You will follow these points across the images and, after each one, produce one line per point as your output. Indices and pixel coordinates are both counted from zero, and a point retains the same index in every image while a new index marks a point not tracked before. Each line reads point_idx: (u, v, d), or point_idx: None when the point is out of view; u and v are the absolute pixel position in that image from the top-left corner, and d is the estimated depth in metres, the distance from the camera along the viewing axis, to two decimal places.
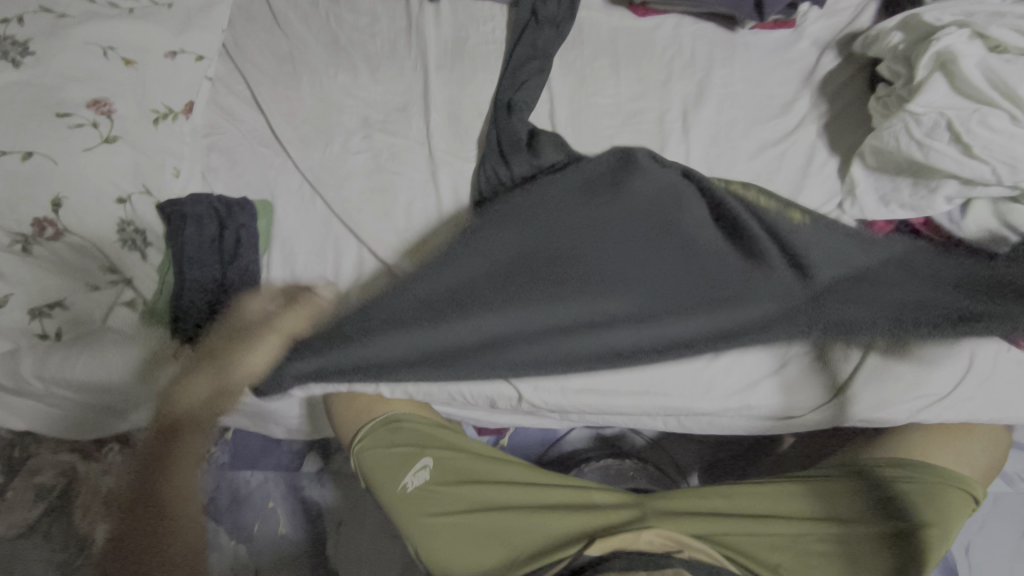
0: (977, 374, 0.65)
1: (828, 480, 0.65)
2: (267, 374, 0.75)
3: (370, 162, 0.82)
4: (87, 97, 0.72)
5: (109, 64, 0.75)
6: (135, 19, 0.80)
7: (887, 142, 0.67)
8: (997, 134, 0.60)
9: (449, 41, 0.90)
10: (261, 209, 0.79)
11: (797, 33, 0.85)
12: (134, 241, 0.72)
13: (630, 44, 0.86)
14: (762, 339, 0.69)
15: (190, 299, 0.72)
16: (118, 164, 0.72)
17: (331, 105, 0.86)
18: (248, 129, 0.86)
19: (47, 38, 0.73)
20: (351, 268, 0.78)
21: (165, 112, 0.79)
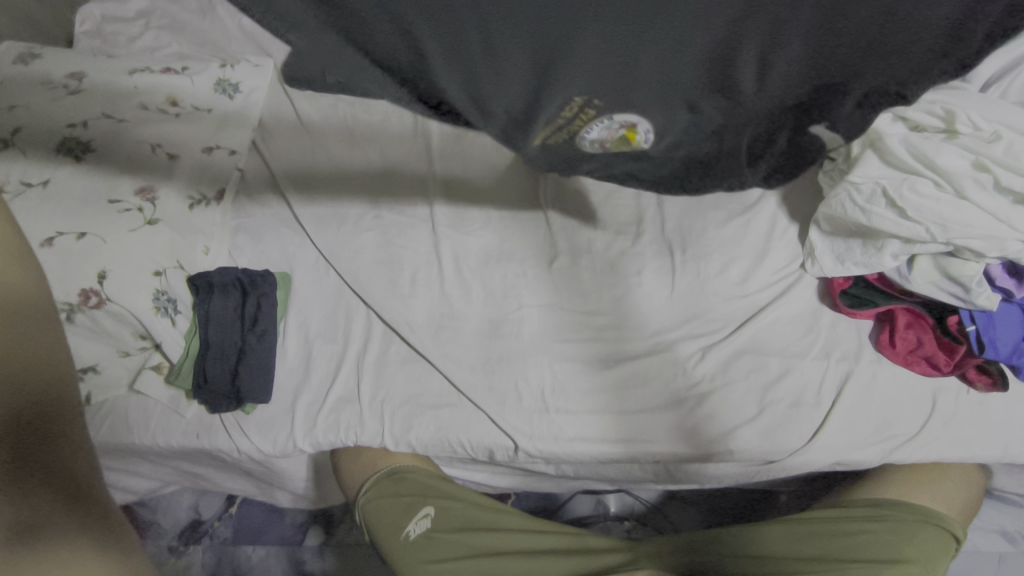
0: (940, 416, 0.71)
1: (819, 522, 0.67)
2: (279, 433, 0.80)
3: (379, 238, 0.92)
4: (135, 186, 0.83)
5: (156, 159, 0.87)
6: (180, 122, 0.93)
7: (836, 209, 0.76)
8: (926, 198, 0.69)
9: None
10: (281, 281, 0.88)
11: None
12: (166, 309, 0.80)
13: None
14: (737, 386, 0.75)
15: (212, 361, 0.79)
16: (158, 243, 0.81)
17: (345, 192, 0.97)
18: (271, 211, 0.96)
19: (105, 138, 0.84)
20: (359, 333, 0.85)
21: (199, 199, 0.90)
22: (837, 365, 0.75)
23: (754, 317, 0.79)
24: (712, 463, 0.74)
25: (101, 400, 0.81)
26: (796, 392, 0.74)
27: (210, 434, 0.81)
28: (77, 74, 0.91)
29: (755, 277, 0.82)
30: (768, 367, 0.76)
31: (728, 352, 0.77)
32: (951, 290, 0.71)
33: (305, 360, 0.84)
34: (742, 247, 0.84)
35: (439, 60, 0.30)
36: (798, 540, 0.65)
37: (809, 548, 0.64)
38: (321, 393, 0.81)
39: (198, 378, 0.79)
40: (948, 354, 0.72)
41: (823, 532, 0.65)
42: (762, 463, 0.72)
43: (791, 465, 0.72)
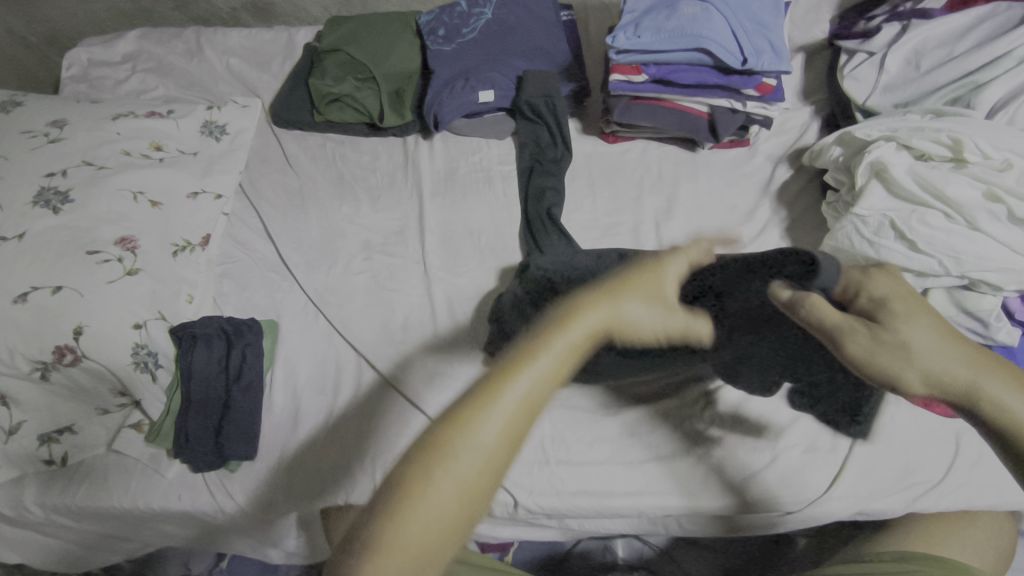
0: (966, 458, 0.68)
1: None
2: (265, 493, 0.76)
3: (370, 282, 0.89)
4: (115, 236, 0.80)
5: (138, 206, 0.84)
6: (165, 167, 0.90)
7: (842, 243, 0.72)
8: (937, 230, 0.66)
9: (441, 171, 0.99)
10: (267, 329, 0.84)
11: (752, 150, 0.94)
12: (145, 363, 0.76)
13: (603, 166, 0.96)
14: (748, 432, 0.71)
15: (198, 416, 0.76)
16: (137, 294, 0.78)
17: (335, 233, 0.94)
18: (258, 256, 0.93)
19: (86, 187, 0.82)
20: (350, 382, 0.81)
21: (183, 245, 0.86)
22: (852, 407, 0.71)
23: None
24: (724, 515, 0.69)
25: (78, 461, 0.78)
26: (811, 436, 0.70)
27: (194, 493, 0.76)
28: (58, 122, 0.89)
29: None
30: (780, 411, 0.72)
31: (738, 394, 0.73)
32: (967, 325, 0.67)
33: (293, 413, 0.80)
34: None
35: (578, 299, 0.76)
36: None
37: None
38: (310, 449, 0.77)
39: (178, 436, 0.75)
40: None
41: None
42: (779, 515, 0.68)
43: (809, 517, 0.68)
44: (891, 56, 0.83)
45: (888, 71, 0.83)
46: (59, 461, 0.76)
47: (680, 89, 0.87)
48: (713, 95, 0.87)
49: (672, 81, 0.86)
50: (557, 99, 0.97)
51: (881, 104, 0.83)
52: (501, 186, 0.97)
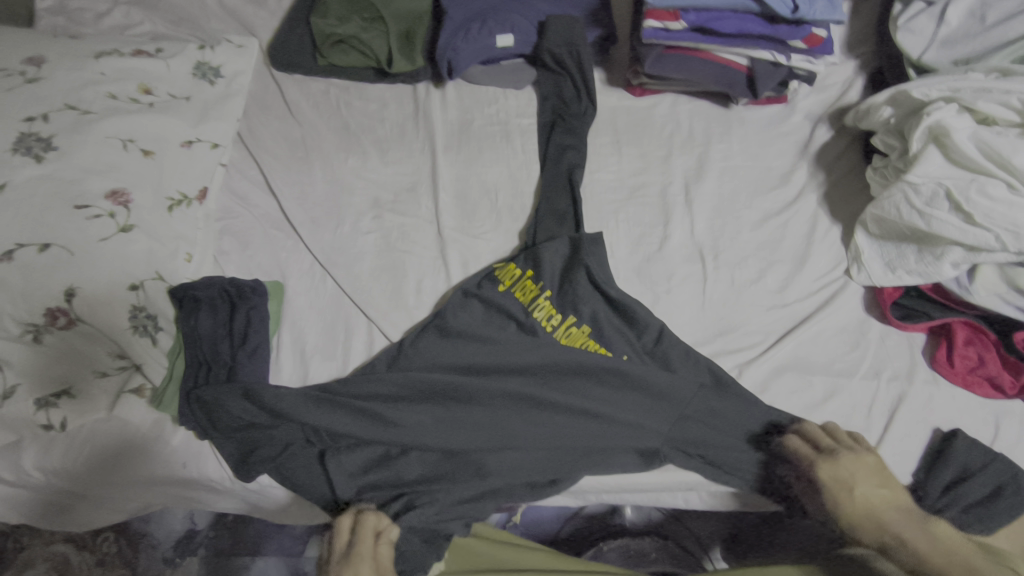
0: (1006, 443, 0.64)
1: None
2: None
3: (380, 242, 0.83)
4: (106, 189, 0.74)
5: (128, 155, 0.78)
6: (155, 113, 0.83)
7: (889, 211, 0.69)
8: (997, 203, 0.61)
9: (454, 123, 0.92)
10: (273, 291, 0.79)
11: (790, 107, 0.88)
12: (145, 326, 0.72)
13: (629, 122, 0.90)
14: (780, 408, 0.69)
15: (220, 435, 0.70)
16: (132, 253, 0.73)
17: (341, 187, 0.87)
18: (260, 213, 0.87)
19: (70, 134, 0.75)
20: (361, 349, 0.77)
21: (180, 199, 0.80)
22: (889, 385, 0.68)
23: (796, 329, 0.72)
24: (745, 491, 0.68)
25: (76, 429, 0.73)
26: (844, 415, 0.68)
27: (199, 461, 0.74)
28: (35, 60, 0.81)
29: (795, 285, 0.75)
30: (814, 387, 0.69)
31: (767, 370, 0.71)
32: (1019, 303, 0.65)
33: (302, 380, 0.76)
34: (780, 251, 0.78)
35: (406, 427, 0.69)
36: None
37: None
38: None
39: (182, 404, 0.70)
40: (1014, 375, 0.66)
41: None
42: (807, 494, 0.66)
43: None
44: (953, 6, 0.75)
45: (949, 23, 0.76)
46: (58, 427, 0.70)
47: (720, 39, 0.80)
48: (755, 46, 0.80)
49: (711, 29, 0.79)
50: (582, 48, 0.90)
51: (938, 61, 0.76)
52: (519, 142, 0.90)
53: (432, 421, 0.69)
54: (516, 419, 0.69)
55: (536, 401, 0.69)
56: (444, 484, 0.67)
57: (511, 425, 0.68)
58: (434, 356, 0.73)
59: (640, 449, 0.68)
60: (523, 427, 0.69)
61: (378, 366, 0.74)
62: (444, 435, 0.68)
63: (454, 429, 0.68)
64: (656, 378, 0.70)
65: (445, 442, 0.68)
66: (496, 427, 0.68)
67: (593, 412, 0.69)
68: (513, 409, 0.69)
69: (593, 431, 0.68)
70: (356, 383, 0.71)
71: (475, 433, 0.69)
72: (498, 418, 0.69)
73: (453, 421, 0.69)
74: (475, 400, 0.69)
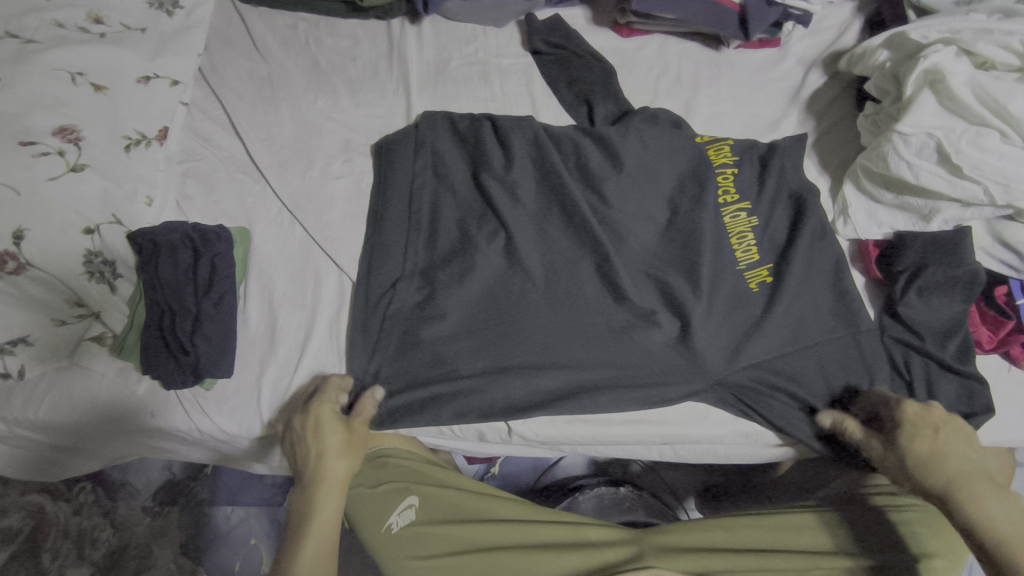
0: None
1: (811, 513, 0.67)
2: (248, 411, 0.72)
3: (351, 187, 0.80)
4: (53, 124, 0.68)
5: (78, 90, 0.72)
6: (106, 44, 0.77)
7: (878, 163, 0.68)
8: (987, 154, 0.60)
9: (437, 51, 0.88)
10: (238, 237, 0.75)
11: (783, 51, 0.86)
12: (101, 273, 0.69)
13: (616, 64, 0.86)
14: (753, 357, 0.68)
15: (528, 266, 0.71)
16: (86, 194, 0.68)
17: (311, 129, 0.83)
18: (225, 155, 0.83)
19: (11, 64, 0.69)
20: (331, 297, 0.75)
21: (137, 138, 0.76)
22: (866, 339, 0.69)
23: (781, 282, 0.71)
24: (716, 442, 0.71)
25: (36, 376, 0.72)
26: (817, 367, 0.69)
27: (165, 410, 0.73)
28: None
29: (773, 238, 0.74)
30: (787, 340, 0.69)
31: (743, 324, 0.70)
32: (1003, 257, 0.68)
33: (270, 328, 0.74)
34: (764, 202, 0.75)
35: (631, 332, 0.70)
36: (795, 531, 0.65)
37: (802, 537, 0.64)
38: (291, 366, 0.72)
39: (145, 352, 0.68)
40: (993, 329, 0.68)
41: (814, 527, 0.65)
42: (762, 443, 0.70)
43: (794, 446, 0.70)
44: None
45: None
46: (17, 375, 0.68)
47: None
48: None
49: None
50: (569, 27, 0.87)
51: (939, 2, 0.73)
52: (499, 84, 0.86)
53: (599, 269, 0.72)
54: (577, 273, 0.72)
55: (591, 262, 0.72)
56: (586, 254, 0.73)
57: (587, 272, 0.72)
58: (568, 284, 0.71)
59: (665, 329, 0.70)
60: (592, 345, 0.69)
61: (536, 335, 0.69)
62: (527, 323, 0.70)
63: (593, 278, 0.72)
64: (633, 246, 0.73)
65: (560, 355, 0.69)
66: (595, 264, 0.72)
67: (635, 256, 0.73)
68: (577, 254, 0.73)
69: (641, 257, 0.73)
70: (546, 366, 0.68)
71: (550, 264, 0.73)
72: (587, 321, 0.70)
73: (532, 250, 0.72)
74: (531, 367, 0.68)
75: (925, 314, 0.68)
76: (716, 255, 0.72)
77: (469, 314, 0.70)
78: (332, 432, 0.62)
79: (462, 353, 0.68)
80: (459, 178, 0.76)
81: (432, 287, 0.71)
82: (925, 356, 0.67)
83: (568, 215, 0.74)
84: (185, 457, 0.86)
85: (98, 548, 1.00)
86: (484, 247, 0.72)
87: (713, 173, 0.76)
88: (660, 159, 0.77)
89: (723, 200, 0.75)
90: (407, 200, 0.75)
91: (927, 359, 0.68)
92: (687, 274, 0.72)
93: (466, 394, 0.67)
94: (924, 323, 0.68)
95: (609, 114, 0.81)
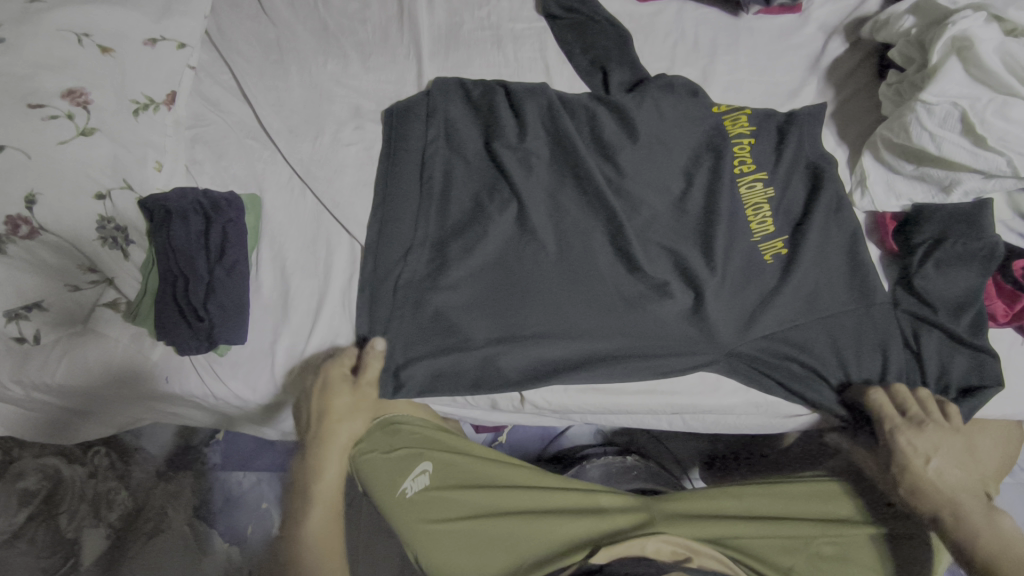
0: None
1: (823, 481, 0.68)
2: (262, 377, 0.73)
3: (363, 154, 0.79)
4: (61, 87, 0.67)
5: (84, 52, 0.71)
6: (111, 4, 0.75)
7: (899, 134, 0.67)
8: (1013, 125, 0.59)
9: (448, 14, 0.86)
10: (249, 204, 0.75)
11: (803, 16, 0.84)
12: (114, 239, 0.69)
13: (631, 29, 0.84)
14: (765, 328, 0.68)
15: (541, 236, 0.71)
16: (96, 159, 0.67)
17: (321, 95, 0.81)
18: (234, 120, 0.82)
19: (17, 24, 0.68)
20: (343, 265, 0.75)
21: (145, 103, 0.74)
22: (879, 311, 0.69)
23: (795, 255, 0.70)
24: (727, 412, 0.71)
25: (52, 340, 0.72)
26: (829, 339, 0.69)
27: (180, 376, 0.74)
28: None
29: (789, 209, 0.74)
30: (800, 313, 0.69)
31: (756, 295, 0.70)
32: (1020, 231, 0.68)
33: (283, 296, 0.74)
34: (781, 173, 0.74)
35: (644, 303, 0.70)
36: (809, 500, 0.66)
37: (814, 505, 0.66)
38: (303, 334, 0.73)
39: (159, 318, 0.69)
40: (1009, 303, 0.68)
41: (828, 495, 0.66)
42: (772, 414, 0.71)
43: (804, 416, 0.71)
44: None
45: None
46: (32, 340, 0.69)
47: None
48: None
49: None
50: None
51: None
52: (512, 49, 0.84)
53: (612, 238, 0.72)
54: (591, 243, 0.72)
55: (605, 231, 0.72)
56: (600, 225, 0.72)
57: (600, 243, 0.72)
58: (581, 253, 0.71)
59: (678, 301, 0.70)
60: (604, 316, 0.69)
61: (548, 305, 0.69)
62: (541, 293, 0.70)
63: (606, 248, 0.72)
64: (647, 216, 0.73)
65: (569, 327, 0.69)
66: (610, 233, 0.72)
67: (650, 227, 0.72)
68: (591, 224, 0.72)
69: (659, 226, 0.73)
70: (557, 337, 0.68)
71: (562, 234, 0.72)
72: (599, 291, 0.70)
73: (544, 220, 0.72)
74: (543, 339, 0.68)
75: (940, 286, 0.68)
76: (729, 226, 0.72)
77: (479, 285, 0.70)
78: (337, 398, 0.65)
79: (473, 325, 0.69)
80: (471, 145, 0.76)
81: (444, 256, 0.70)
82: (936, 327, 0.67)
83: (582, 185, 0.73)
84: (199, 421, 0.88)
85: (114, 510, 1.00)
86: (496, 215, 0.72)
87: (729, 143, 0.75)
88: (675, 130, 0.76)
89: (740, 169, 0.74)
90: (419, 168, 0.74)
91: (938, 331, 0.68)
92: (699, 246, 0.72)
93: (480, 365, 0.68)
94: (934, 293, 0.68)
95: (624, 81, 0.80)
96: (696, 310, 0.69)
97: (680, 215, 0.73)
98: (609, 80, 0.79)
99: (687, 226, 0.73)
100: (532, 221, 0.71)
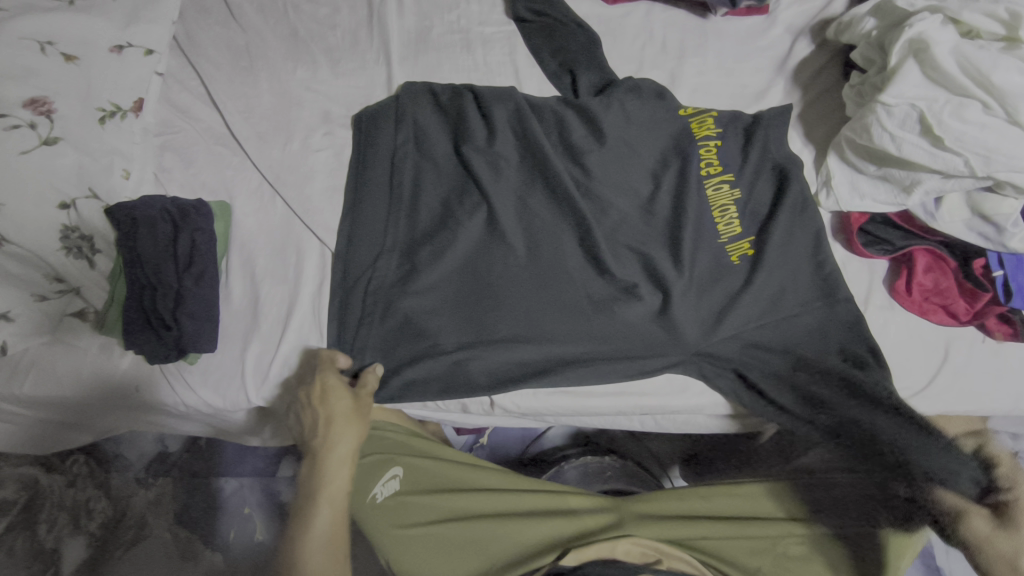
0: (952, 365, 0.70)
1: None
2: (230, 384, 0.72)
3: (332, 159, 0.79)
4: (23, 96, 0.67)
5: (47, 60, 0.70)
6: (75, 12, 0.74)
7: (862, 135, 0.68)
8: (969, 125, 0.60)
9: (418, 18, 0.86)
10: (217, 211, 0.75)
11: (770, 18, 0.84)
12: (79, 249, 0.68)
13: (600, 32, 0.84)
14: (730, 330, 0.69)
15: (511, 240, 0.71)
16: (59, 169, 0.67)
17: (290, 101, 0.81)
18: (203, 127, 0.81)
19: None
20: (313, 270, 0.74)
21: (111, 110, 0.74)
22: (845, 310, 0.69)
23: (761, 256, 0.71)
24: (695, 412, 0.72)
25: (21, 352, 0.71)
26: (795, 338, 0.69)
27: (151, 386, 0.74)
28: None
29: (755, 210, 0.74)
30: (766, 313, 0.70)
31: (723, 296, 0.71)
32: (981, 231, 0.66)
33: (253, 303, 0.74)
34: (747, 174, 0.75)
35: (612, 306, 0.70)
36: None
37: None
38: (273, 342, 0.72)
39: (127, 328, 0.69)
40: (970, 301, 0.69)
41: None
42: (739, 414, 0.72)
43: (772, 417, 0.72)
44: None
45: None
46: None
47: None
48: None
49: None
50: None
51: None
52: (482, 53, 0.84)
53: (580, 242, 0.72)
54: (561, 246, 0.72)
55: (574, 234, 0.73)
56: (569, 228, 0.73)
57: (570, 246, 0.72)
58: (550, 257, 0.71)
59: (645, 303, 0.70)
60: (573, 320, 0.70)
61: (518, 309, 0.70)
62: (511, 297, 0.70)
63: (575, 250, 0.72)
64: (616, 220, 0.73)
65: (538, 331, 0.69)
66: (579, 236, 0.72)
67: (618, 229, 0.73)
68: (560, 227, 0.73)
69: (628, 229, 0.73)
70: (528, 341, 0.69)
71: (531, 238, 0.72)
72: (569, 296, 0.70)
73: (513, 224, 0.72)
74: (513, 343, 0.68)
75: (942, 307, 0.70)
76: (695, 228, 0.72)
77: (449, 290, 0.70)
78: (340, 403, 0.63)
79: (443, 330, 0.69)
80: (440, 150, 0.76)
81: (413, 262, 0.71)
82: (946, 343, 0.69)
83: (551, 188, 0.74)
84: (174, 429, 0.87)
85: (94, 519, 0.99)
86: (466, 220, 0.72)
87: (695, 146, 0.75)
88: (643, 133, 0.76)
89: (707, 171, 0.74)
90: (388, 175, 0.74)
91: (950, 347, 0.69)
92: (667, 247, 0.72)
93: (451, 369, 0.68)
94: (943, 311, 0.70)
95: (593, 85, 0.80)
96: (663, 311, 0.70)
97: (648, 217, 0.73)
98: (578, 84, 0.80)
99: (654, 228, 0.73)
100: (502, 225, 0.72)
